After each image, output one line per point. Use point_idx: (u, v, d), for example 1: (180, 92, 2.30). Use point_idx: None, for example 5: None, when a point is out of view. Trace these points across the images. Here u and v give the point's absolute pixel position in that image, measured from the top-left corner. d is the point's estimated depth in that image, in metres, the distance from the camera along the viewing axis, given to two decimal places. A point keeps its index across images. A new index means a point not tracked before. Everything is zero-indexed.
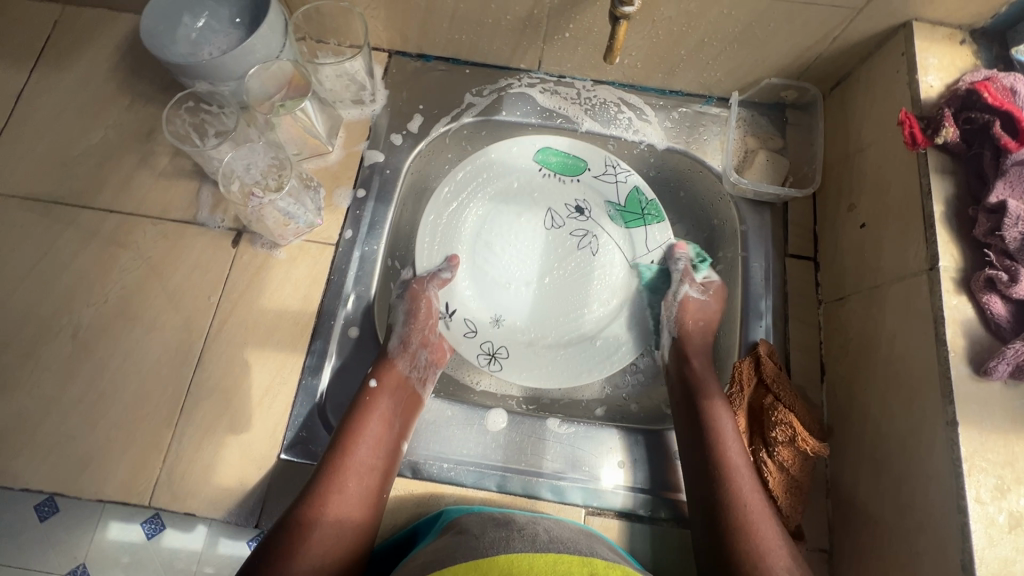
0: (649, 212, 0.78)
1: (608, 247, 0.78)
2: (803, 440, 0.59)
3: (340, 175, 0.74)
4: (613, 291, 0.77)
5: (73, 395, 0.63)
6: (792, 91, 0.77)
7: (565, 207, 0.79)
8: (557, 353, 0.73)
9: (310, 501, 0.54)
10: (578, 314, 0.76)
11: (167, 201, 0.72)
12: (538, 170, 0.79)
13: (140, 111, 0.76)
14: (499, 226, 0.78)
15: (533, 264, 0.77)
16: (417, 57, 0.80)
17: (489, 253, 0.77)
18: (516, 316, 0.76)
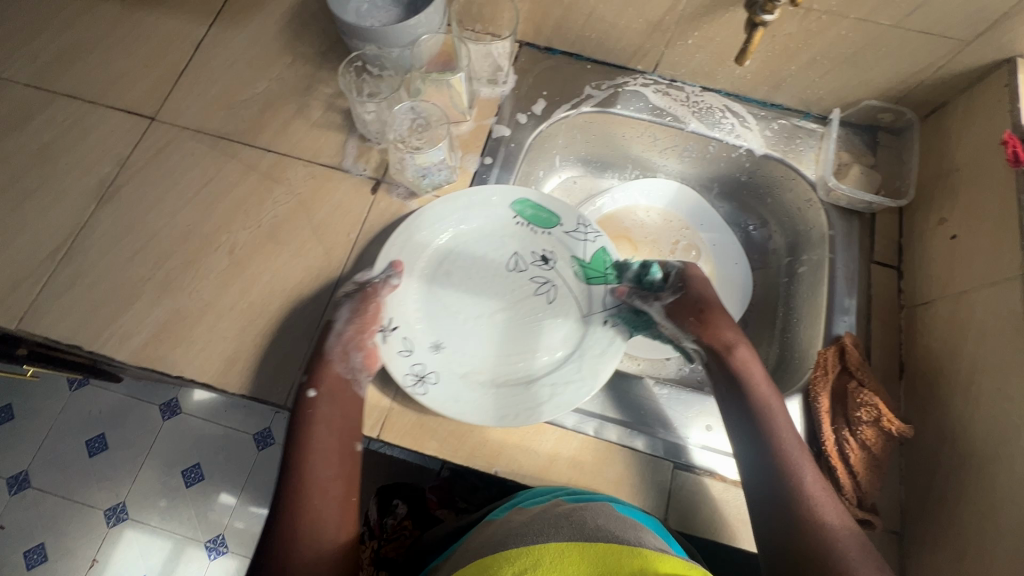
0: (611, 271, 0.76)
1: (565, 299, 0.75)
2: (888, 421, 0.65)
3: (470, 143, 0.82)
4: (567, 342, 0.72)
5: (227, 302, 0.71)
6: (889, 114, 0.83)
7: (531, 254, 0.77)
8: (486, 391, 0.68)
9: (286, 521, 0.57)
10: (530, 357, 0.71)
11: (318, 147, 0.81)
12: (513, 218, 0.77)
13: (300, 68, 0.85)
14: (470, 261, 0.76)
15: (490, 301, 0.75)
16: (544, 50, 0.89)
17: (446, 284, 0.74)
18: (461, 349, 0.71)
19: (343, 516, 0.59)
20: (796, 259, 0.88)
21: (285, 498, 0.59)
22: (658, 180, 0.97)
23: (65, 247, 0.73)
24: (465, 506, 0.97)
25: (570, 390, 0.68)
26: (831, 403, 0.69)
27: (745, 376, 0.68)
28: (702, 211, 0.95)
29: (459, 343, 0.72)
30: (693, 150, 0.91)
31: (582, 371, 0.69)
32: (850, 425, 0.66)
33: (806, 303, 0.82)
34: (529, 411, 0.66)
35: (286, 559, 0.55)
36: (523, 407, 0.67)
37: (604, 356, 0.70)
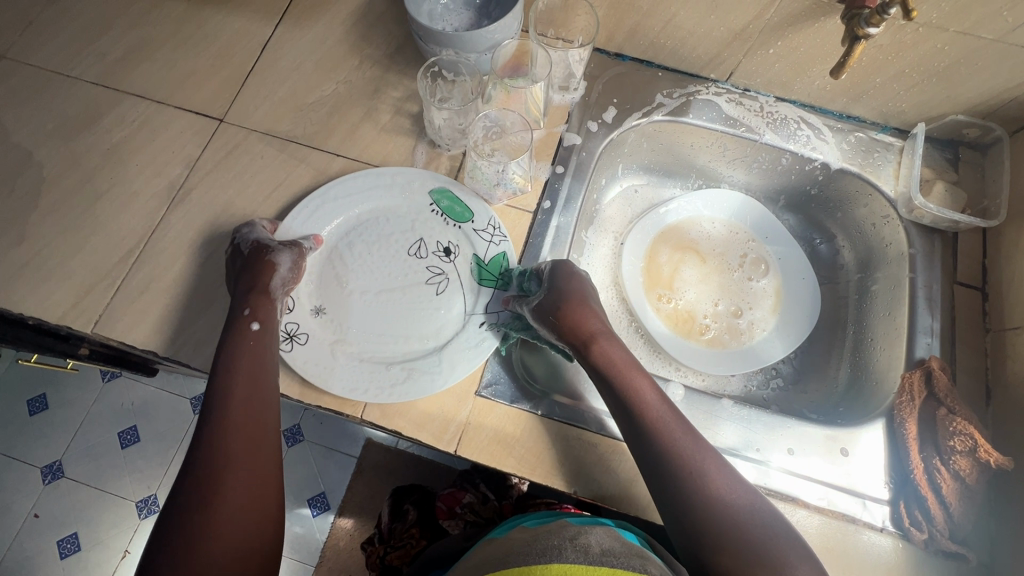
0: (504, 277, 0.70)
1: (453, 295, 0.70)
2: (985, 452, 0.63)
3: (541, 151, 0.80)
4: (435, 334, 0.68)
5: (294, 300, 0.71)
6: (975, 129, 0.80)
7: (436, 243, 0.73)
8: (346, 362, 0.66)
9: (201, 471, 0.54)
10: (403, 339, 0.68)
11: (387, 153, 0.80)
12: (428, 206, 0.74)
13: (367, 72, 0.84)
14: (369, 234, 0.73)
15: (381, 280, 0.71)
16: (614, 56, 0.87)
17: (348, 254, 0.72)
18: (339, 318, 0.69)
19: (264, 471, 0.57)
20: (868, 276, 0.85)
21: (199, 450, 0.56)
22: (724, 191, 0.94)
23: (137, 250, 0.72)
24: (474, 518, 0.96)
25: (423, 378, 0.65)
26: (918, 430, 0.67)
27: (620, 369, 0.63)
28: (770, 225, 0.93)
29: (355, 325, 0.68)
30: (764, 160, 0.88)
31: (441, 364, 0.65)
32: (942, 454, 0.65)
33: (882, 323, 0.80)
34: (388, 394, 0.64)
35: (198, 510, 0.52)
36: (374, 385, 0.65)
37: (476, 353, 0.66)
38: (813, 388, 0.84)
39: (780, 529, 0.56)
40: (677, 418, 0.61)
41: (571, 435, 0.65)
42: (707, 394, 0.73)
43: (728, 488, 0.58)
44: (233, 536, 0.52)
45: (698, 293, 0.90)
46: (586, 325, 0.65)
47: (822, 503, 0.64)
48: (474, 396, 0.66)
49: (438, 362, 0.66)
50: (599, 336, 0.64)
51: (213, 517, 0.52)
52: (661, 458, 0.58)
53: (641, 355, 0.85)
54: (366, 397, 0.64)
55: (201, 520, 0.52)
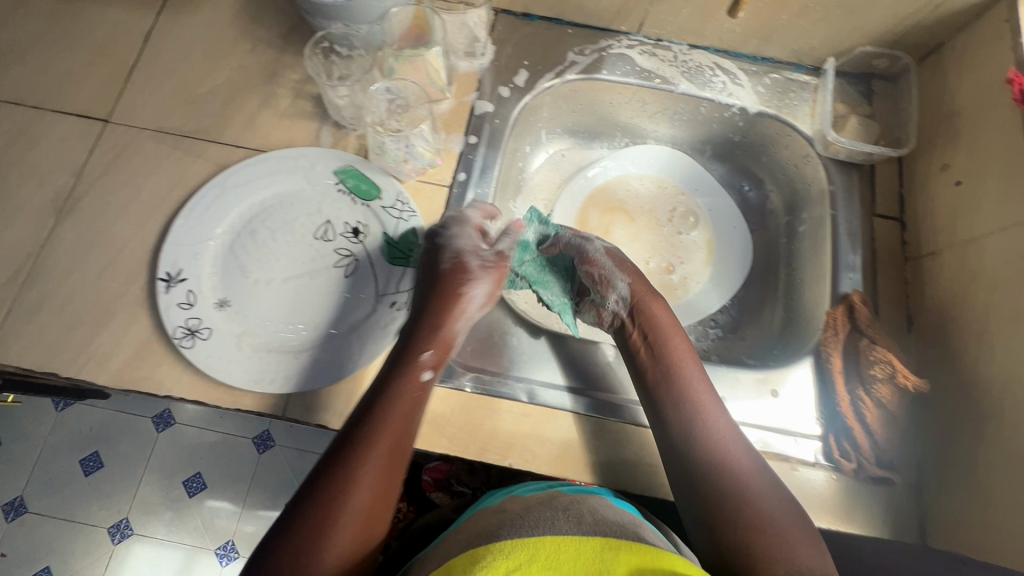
0: (414, 254, 0.69)
1: (364, 276, 0.68)
2: (903, 377, 0.64)
3: (452, 122, 0.77)
4: (344, 317, 0.66)
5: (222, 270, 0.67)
6: (883, 60, 0.80)
7: (343, 224, 0.70)
8: (255, 354, 0.64)
9: (341, 506, 0.49)
10: (312, 325, 0.66)
11: (291, 139, 0.76)
12: (333, 185, 0.71)
13: (261, 55, 0.79)
14: (274, 219, 0.70)
15: (289, 266, 0.68)
16: (521, 16, 0.84)
17: (251, 241, 0.68)
18: (246, 308, 0.66)
19: (387, 502, 0.53)
20: (796, 218, 0.86)
21: (344, 483, 0.50)
22: (652, 148, 0.93)
23: (29, 268, 0.68)
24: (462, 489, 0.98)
25: (333, 364, 0.64)
26: (843, 362, 0.68)
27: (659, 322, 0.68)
28: (698, 178, 0.92)
29: (261, 316, 0.66)
30: (685, 111, 0.87)
31: (353, 347, 0.65)
32: (864, 384, 0.66)
33: (810, 263, 0.81)
34: (297, 382, 0.63)
35: (303, 556, 0.46)
36: (282, 375, 0.63)
37: (388, 334, 0.65)
38: (749, 334, 0.84)
39: (801, 516, 0.55)
40: (711, 394, 0.63)
41: (501, 407, 0.65)
42: None
43: (743, 454, 0.59)
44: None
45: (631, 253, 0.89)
46: (636, 283, 0.71)
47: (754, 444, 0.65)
48: None
49: (349, 346, 0.65)
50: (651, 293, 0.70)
51: (323, 559, 0.47)
52: (680, 405, 0.61)
53: None
54: (278, 388, 0.62)
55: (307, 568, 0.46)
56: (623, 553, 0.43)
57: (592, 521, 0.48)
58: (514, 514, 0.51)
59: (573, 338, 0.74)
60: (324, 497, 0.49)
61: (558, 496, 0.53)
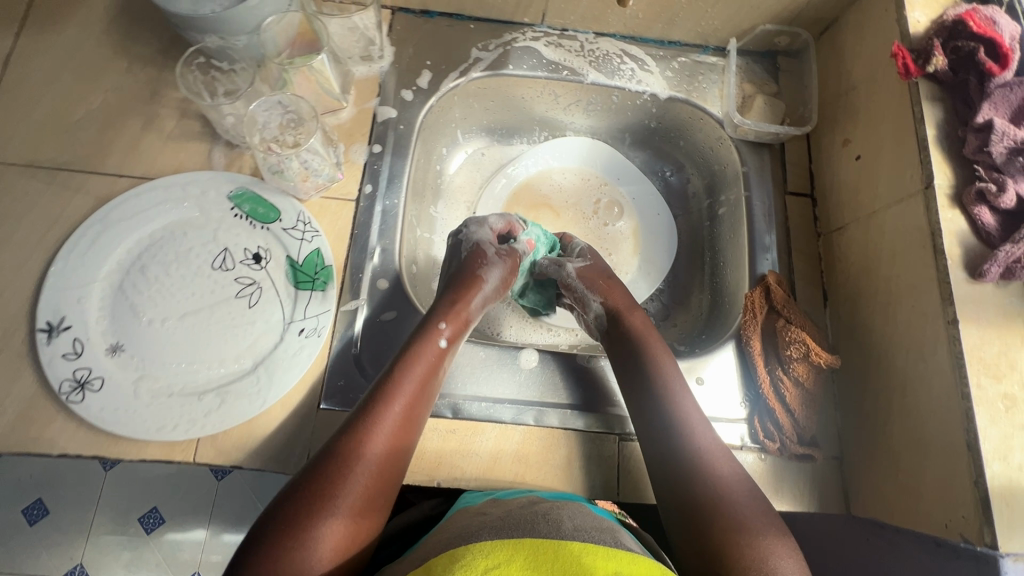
0: (321, 276, 0.65)
1: (269, 304, 0.65)
2: (816, 355, 0.65)
3: (354, 132, 0.74)
4: (250, 350, 0.63)
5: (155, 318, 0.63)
6: (784, 37, 0.81)
7: (243, 251, 0.66)
8: (154, 400, 0.60)
9: (338, 488, 0.49)
10: (216, 362, 0.62)
11: (180, 163, 0.70)
12: (229, 210, 0.67)
13: (140, 74, 0.73)
14: (165, 252, 0.65)
15: (186, 302, 0.63)
16: (420, 13, 0.81)
17: (141, 278, 0.64)
18: (141, 352, 0.61)
19: (383, 498, 0.52)
20: (716, 201, 0.86)
21: (340, 461, 0.51)
22: (572, 140, 0.91)
23: None
24: None
25: (240, 402, 0.60)
26: (762, 344, 0.69)
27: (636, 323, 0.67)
28: (620, 167, 0.91)
29: (159, 359, 0.61)
30: (598, 102, 0.86)
31: (261, 382, 0.61)
32: (783, 364, 0.67)
33: (731, 246, 0.81)
34: (202, 426, 0.59)
35: (292, 539, 0.46)
36: (184, 419, 0.59)
37: (299, 363, 0.62)
38: (681, 320, 0.84)
39: (777, 519, 0.53)
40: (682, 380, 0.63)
41: (425, 426, 0.63)
42: (562, 353, 0.69)
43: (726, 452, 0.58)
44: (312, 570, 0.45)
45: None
46: (612, 292, 0.70)
47: None
48: (314, 411, 0.62)
49: (258, 381, 0.61)
50: (619, 296, 0.70)
51: (314, 541, 0.46)
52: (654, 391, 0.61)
53: (511, 325, 0.81)
54: (181, 434, 0.58)
55: (287, 555, 0.45)
56: (602, 561, 0.42)
57: (569, 529, 0.46)
58: (494, 518, 0.50)
59: (496, 344, 0.70)
60: (324, 476, 0.49)
61: (541, 503, 0.53)
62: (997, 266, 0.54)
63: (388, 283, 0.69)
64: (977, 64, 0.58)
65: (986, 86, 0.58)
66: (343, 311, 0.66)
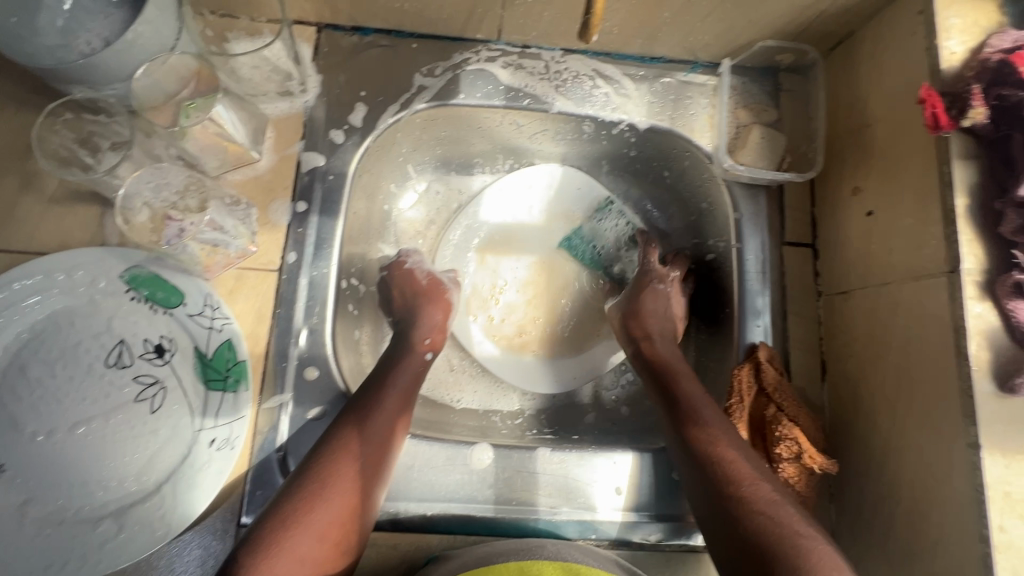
0: (232, 375, 0.56)
1: (175, 408, 0.55)
2: (810, 458, 0.56)
3: (274, 185, 0.62)
4: (153, 465, 0.54)
5: (40, 430, 0.53)
6: (788, 54, 0.68)
7: (143, 342, 0.56)
8: (39, 533, 0.51)
9: (314, 504, 0.47)
10: (113, 483, 0.53)
11: (66, 233, 0.59)
12: (125, 293, 0.57)
13: (11, 120, 0.60)
14: (50, 348, 0.55)
15: (75, 408, 0.54)
16: (353, 31, 0.67)
17: (21, 381, 0.54)
18: (26, 471, 0.52)
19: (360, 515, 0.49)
20: (703, 244, 0.75)
21: (320, 472, 0.49)
22: (544, 168, 0.79)
23: None
24: None
25: (142, 530, 0.52)
26: (751, 433, 0.60)
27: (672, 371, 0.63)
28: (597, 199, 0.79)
29: (47, 479, 0.52)
30: (569, 131, 0.73)
31: (164, 506, 0.52)
32: (771, 462, 0.58)
33: (719, 302, 0.71)
34: (94, 561, 0.50)
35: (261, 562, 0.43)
36: (74, 554, 0.51)
37: (210, 482, 0.53)
38: None
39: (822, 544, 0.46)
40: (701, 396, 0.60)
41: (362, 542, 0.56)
42: (521, 443, 0.61)
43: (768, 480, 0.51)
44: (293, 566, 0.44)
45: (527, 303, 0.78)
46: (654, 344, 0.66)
47: (652, 540, 0.59)
48: (236, 531, 0.55)
49: (162, 504, 0.52)
50: (653, 337, 0.66)
51: (300, 540, 0.45)
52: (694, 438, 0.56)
53: (474, 390, 0.74)
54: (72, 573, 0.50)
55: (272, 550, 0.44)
56: None
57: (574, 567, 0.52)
58: None
59: (444, 437, 0.61)
60: (298, 495, 0.48)
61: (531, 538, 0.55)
62: None
63: (319, 372, 0.60)
64: None
65: None
66: (264, 409, 0.58)
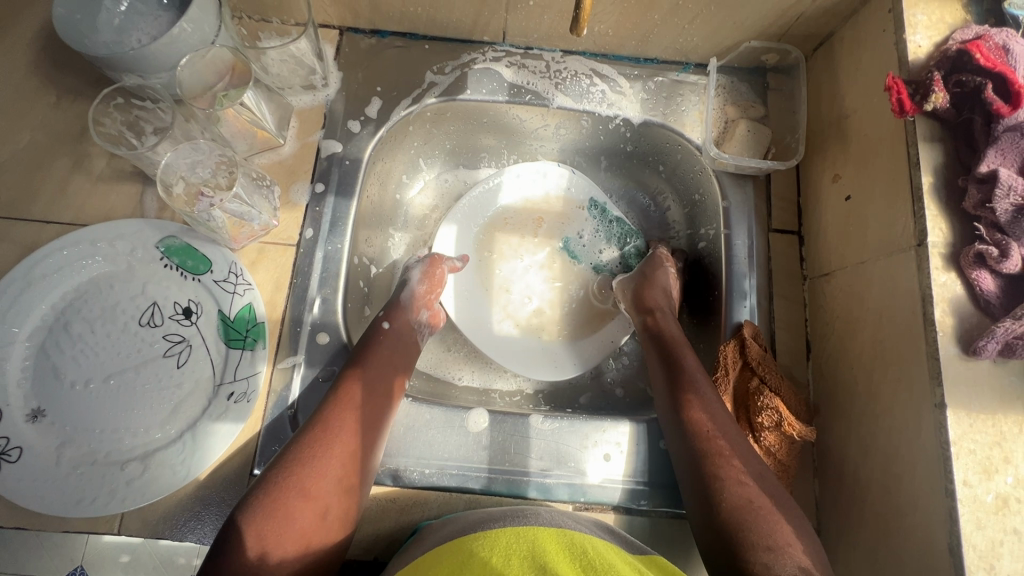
0: (251, 334, 0.61)
1: (199, 364, 0.61)
2: (789, 425, 0.58)
3: (296, 169, 0.68)
4: (177, 414, 0.59)
5: (78, 381, 0.59)
6: (773, 54, 0.73)
7: (173, 305, 0.62)
8: (72, 472, 0.56)
9: (315, 471, 0.51)
10: (140, 430, 0.58)
11: (110, 208, 0.65)
12: (159, 260, 0.63)
13: (69, 109, 0.68)
14: (91, 308, 0.61)
15: (110, 362, 0.60)
16: (371, 33, 0.74)
17: (64, 336, 0.60)
18: (64, 416, 0.58)
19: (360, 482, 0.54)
20: (696, 234, 0.78)
21: (309, 448, 0.52)
22: (538, 164, 0.82)
23: None
24: None
25: (165, 473, 0.57)
26: (735, 406, 0.63)
27: (680, 350, 0.65)
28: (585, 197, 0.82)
29: (82, 423, 0.58)
30: (568, 126, 0.78)
31: (186, 451, 0.57)
32: (754, 431, 0.61)
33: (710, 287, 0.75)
34: (122, 497, 0.55)
35: (272, 526, 0.47)
36: (104, 491, 0.56)
37: (229, 431, 0.58)
38: None
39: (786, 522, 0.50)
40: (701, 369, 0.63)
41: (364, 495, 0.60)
42: (515, 410, 0.65)
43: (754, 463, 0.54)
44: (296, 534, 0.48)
45: (535, 292, 0.80)
46: (664, 323, 0.68)
47: (640, 505, 0.61)
48: (247, 480, 0.59)
49: (184, 449, 0.57)
50: (659, 311, 0.70)
51: (298, 509, 0.49)
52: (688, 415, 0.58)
53: (473, 370, 0.77)
54: (102, 508, 0.55)
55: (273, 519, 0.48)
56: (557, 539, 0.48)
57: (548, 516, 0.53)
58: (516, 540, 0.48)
59: (444, 403, 0.65)
60: (298, 462, 0.51)
61: (526, 508, 0.56)
62: (994, 343, 0.47)
63: (329, 337, 0.65)
64: (984, 102, 0.50)
65: (992, 129, 0.50)
66: (278, 369, 0.62)
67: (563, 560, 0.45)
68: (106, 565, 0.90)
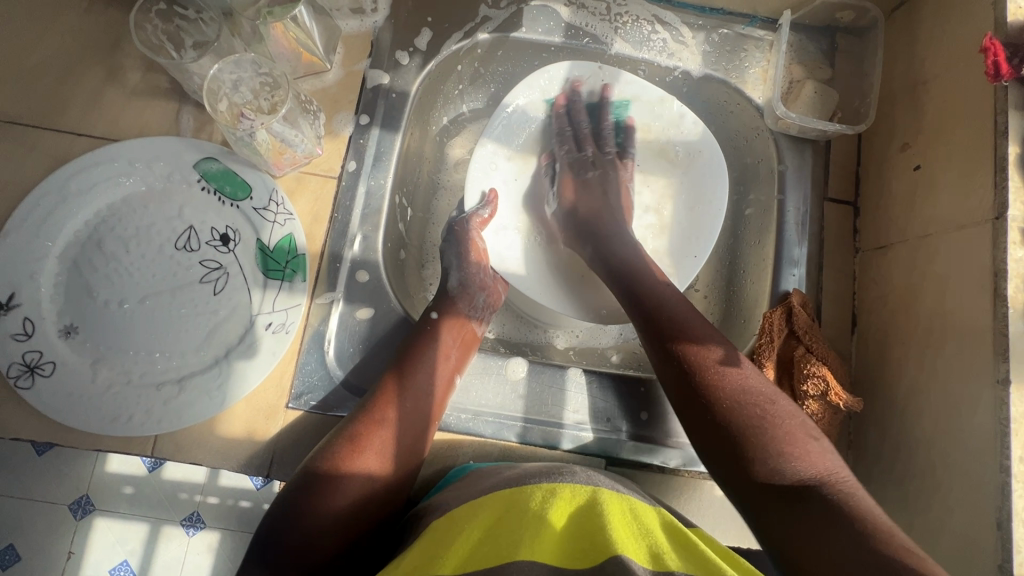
0: (291, 266, 0.60)
1: (235, 292, 0.59)
2: (835, 395, 0.58)
3: (340, 98, 0.65)
4: (213, 341, 0.57)
5: (112, 301, 0.57)
6: (848, 12, 0.70)
7: (209, 230, 0.60)
8: (107, 391, 0.55)
9: (374, 427, 0.52)
10: (174, 353, 0.57)
11: (142, 124, 0.62)
12: (196, 183, 0.60)
13: (103, 16, 0.64)
14: (124, 227, 0.59)
15: (145, 283, 0.58)
16: None
17: (98, 254, 0.58)
18: (97, 333, 0.56)
19: (426, 427, 0.55)
20: (744, 198, 0.74)
21: (365, 420, 0.53)
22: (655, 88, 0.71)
23: None
24: None
25: (201, 398, 0.56)
26: (778, 373, 0.63)
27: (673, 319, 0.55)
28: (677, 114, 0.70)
29: (117, 344, 0.56)
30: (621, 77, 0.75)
31: (224, 378, 0.56)
32: (796, 399, 0.60)
33: (747, 252, 0.72)
34: (160, 417, 0.55)
35: (349, 457, 0.50)
36: (141, 411, 0.55)
37: (267, 361, 0.57)
38: None
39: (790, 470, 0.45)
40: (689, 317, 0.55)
41: None
42: (553, 363, 0.64)
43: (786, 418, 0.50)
44: (346, 500, 0.49)
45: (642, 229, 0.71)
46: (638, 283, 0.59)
47: (672, 465, 0.60)
48: (281, 412, 0.58)
49: (220, 377, 0.56)
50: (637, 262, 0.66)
51: (348, 478, 0.49)
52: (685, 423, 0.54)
53: (503, 322, 0.73)
54: (137, 428, 0.54)
55: (329, 486, 0.49)
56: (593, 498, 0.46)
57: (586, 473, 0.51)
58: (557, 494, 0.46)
59: (482, 351, 0.66)
60: (362, 417, 0.53)
61: (561, 465, 0.53)
62: None
63: (368, 276, 0.63)
64: None
65: None
66: (316, 303, 0.61)
67: (615, 518, 0.44)
68: (108, 496, 0.94)
